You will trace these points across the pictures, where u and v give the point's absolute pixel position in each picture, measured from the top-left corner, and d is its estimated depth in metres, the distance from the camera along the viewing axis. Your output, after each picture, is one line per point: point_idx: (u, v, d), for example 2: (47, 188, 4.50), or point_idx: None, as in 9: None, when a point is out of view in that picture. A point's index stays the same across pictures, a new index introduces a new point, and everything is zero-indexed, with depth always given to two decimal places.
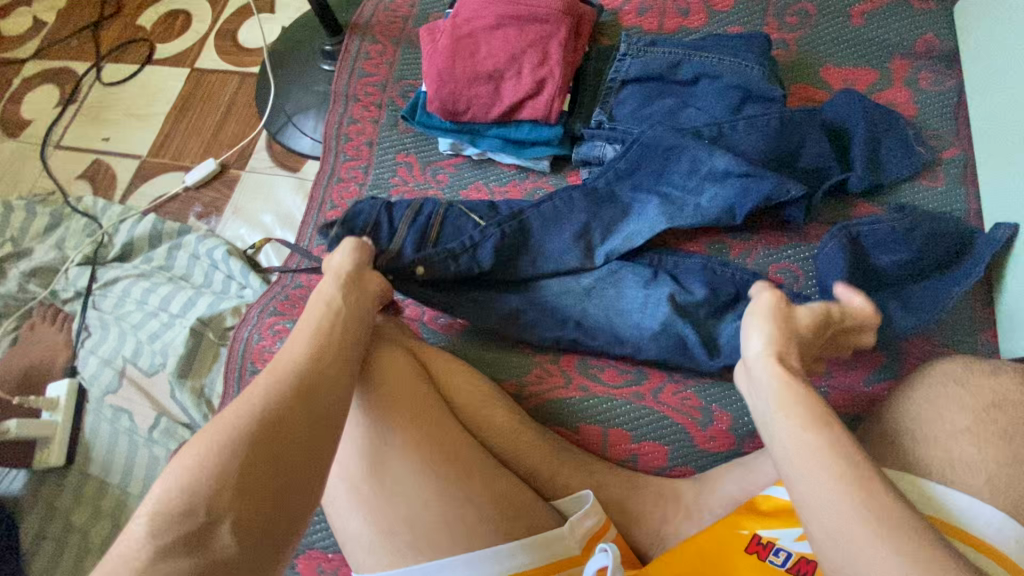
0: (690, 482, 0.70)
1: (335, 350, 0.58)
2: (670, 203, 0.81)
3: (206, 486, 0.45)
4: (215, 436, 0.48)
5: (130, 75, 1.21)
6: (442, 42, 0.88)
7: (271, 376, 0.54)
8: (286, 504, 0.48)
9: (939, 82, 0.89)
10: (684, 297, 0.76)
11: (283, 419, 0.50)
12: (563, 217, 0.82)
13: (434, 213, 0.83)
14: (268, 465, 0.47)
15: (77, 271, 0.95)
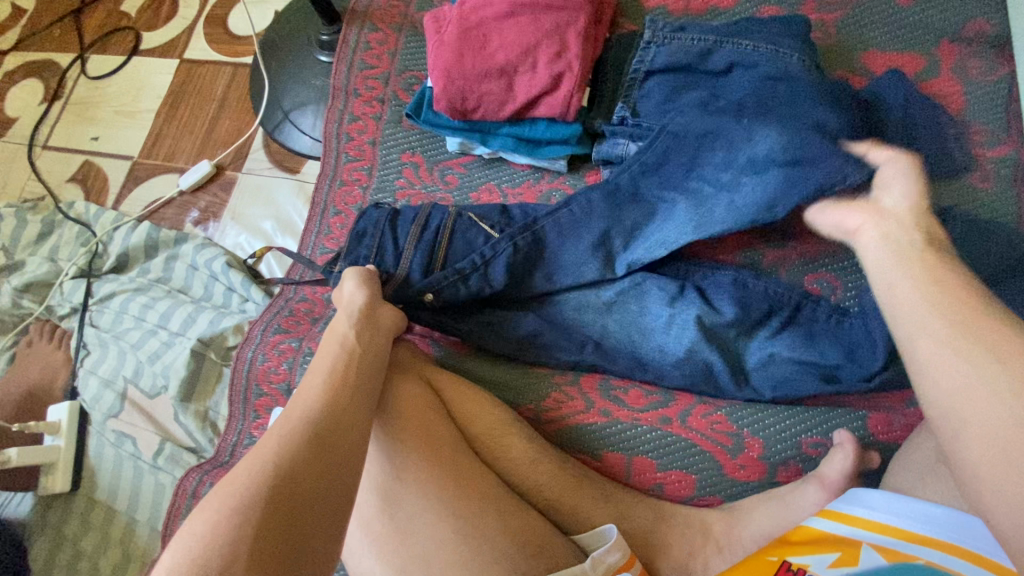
0: (719, 513, 0.66)
1: (351, 392, 0.56)
2: (698, 207, 0.73)
3: (220, 555, 0.41)
4: (227, 499, 0.44)
5: (116, 68, 1.14)
6: (450, 34, 0.80)
7: (283, 427, 0.51)
8: (305, 571, 0.44)
9: (989, 71, 0.80)
10: (712, 317, 0.71)
11: (301, 473, 0.47)
12: (583, 225, 0.76)
13: (443, 227, 0.78)
14: (288, 524, 0.44)
15: (71, 285, 0.90)
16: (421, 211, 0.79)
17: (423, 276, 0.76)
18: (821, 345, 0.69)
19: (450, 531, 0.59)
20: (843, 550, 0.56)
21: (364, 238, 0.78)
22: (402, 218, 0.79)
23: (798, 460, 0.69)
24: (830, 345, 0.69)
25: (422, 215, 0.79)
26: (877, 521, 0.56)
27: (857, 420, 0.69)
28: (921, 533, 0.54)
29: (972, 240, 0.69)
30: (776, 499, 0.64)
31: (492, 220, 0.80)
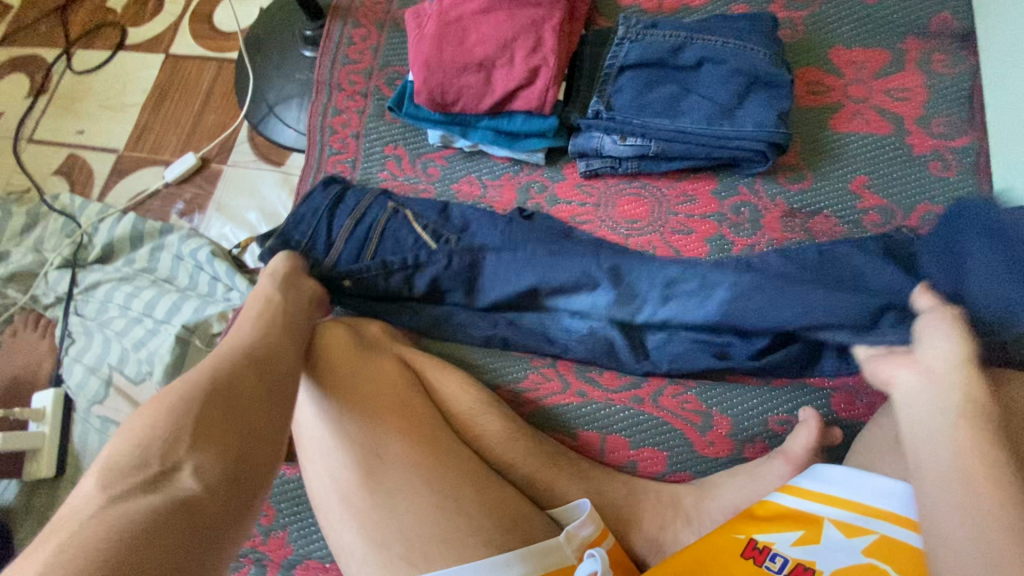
0: (689, 488, 0.69)
1: (281, 327, 0.65)
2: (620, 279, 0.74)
3: (162, 438, 0.49)
4: (168, 398, 0.52)
5: (102, 62, 1.15)
6: (429, 29, 0.83)
7: (218, 355, 0.59)
8: (241, 452, 0.51)
9: (954, 64, 0.85)
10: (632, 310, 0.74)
11: (236, 381, 0.55)
12: (520, 267, 0.76)
13: (375, 222, 0.82)
14: (224, 415, 0.52)
15: (56, 275, 0.91)
16: (362, 202, 0.83)
17: (352, 262, 0.80)
18: (742, 320, 0.69)
19: (406, 459, 0.63)
20: (805, 527, 0.58)
21: (302, 223, 0.83)
22: (343, 205, 0.84)
23: (765, 436, 0.72)
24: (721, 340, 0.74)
25: (361, 206, 0.83)
26: (842, 498, 0.58)
27: (821, 398, 0.72)
28: (880, 508, 0.56)
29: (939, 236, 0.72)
30: (744, 474, 0.67)
31: (426, 219, 0.83)
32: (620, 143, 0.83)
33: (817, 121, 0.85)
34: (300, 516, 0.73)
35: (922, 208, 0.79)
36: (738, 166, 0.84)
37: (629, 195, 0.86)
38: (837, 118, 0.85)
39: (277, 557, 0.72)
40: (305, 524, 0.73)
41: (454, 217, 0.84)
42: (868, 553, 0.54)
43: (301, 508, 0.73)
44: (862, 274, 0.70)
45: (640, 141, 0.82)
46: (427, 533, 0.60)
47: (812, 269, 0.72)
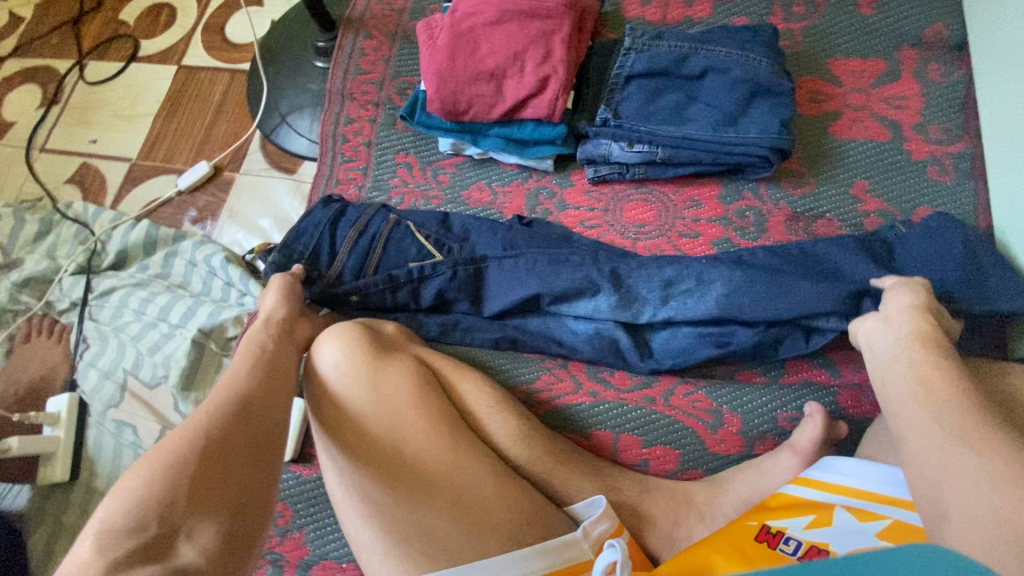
0: (701, 484, 0.70)
1: (274, 367, 0.66)
2: (622, 284, 0.77)
3: (157, 502, 0.50)
4: (159, 458, 0.53)
5: (115, 74, 1.17)
6: (442, 40, 0.85)
7: (210, 402, 0.59)
8: (238, 512, 0.53)
9: (948, 73, 0.88)
10: (632, 315, 0.76)
11: (231, 434, 0.56)
12: (522, 276, 0.79)
13: (378, 235, 0.84)
14: (215, 475, 0.53)
15: (71, 281, 0.92)
16: (363, 216, 0.85)
17: (354, 277, 0.83)
18: (741, 313, 0.72)
19: (426, 459, 0.64)
20: (817, 512, 0.60)
21: (303, 236, 0.85)
22: (344, 219, 0.86)
23: (775, 433, 0.73)
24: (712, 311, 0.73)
25: (362, 220, 0.85)
26: (853, 486, 0.60)
27: (829, 395, 0.74)
28: (896, 497, 0.57)
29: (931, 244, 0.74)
30: (753, 469, 0.69)
31: (427, 229, 0.85)
32: (627, 149, 0.85)
33: (818, 129, 0.88)
34: (316, 517, 0.74)
35: (921, 212, 0.81)
36: (743, 172, 0.86)
37: (636, 200, 0.88)
38: (837, 126, 0.88)
39: (293, 557, 0.73)
40: (320, 525, 0.74)
41: (455, 225, 0.86)
42: (883, 537, 0.56)
43: (317, 509, 0.74)
44: (841, 261, 0.73)
45: (647, 147, 0.84)
46: (449, 533, 0.60)
47: (796, 261, 0.75)
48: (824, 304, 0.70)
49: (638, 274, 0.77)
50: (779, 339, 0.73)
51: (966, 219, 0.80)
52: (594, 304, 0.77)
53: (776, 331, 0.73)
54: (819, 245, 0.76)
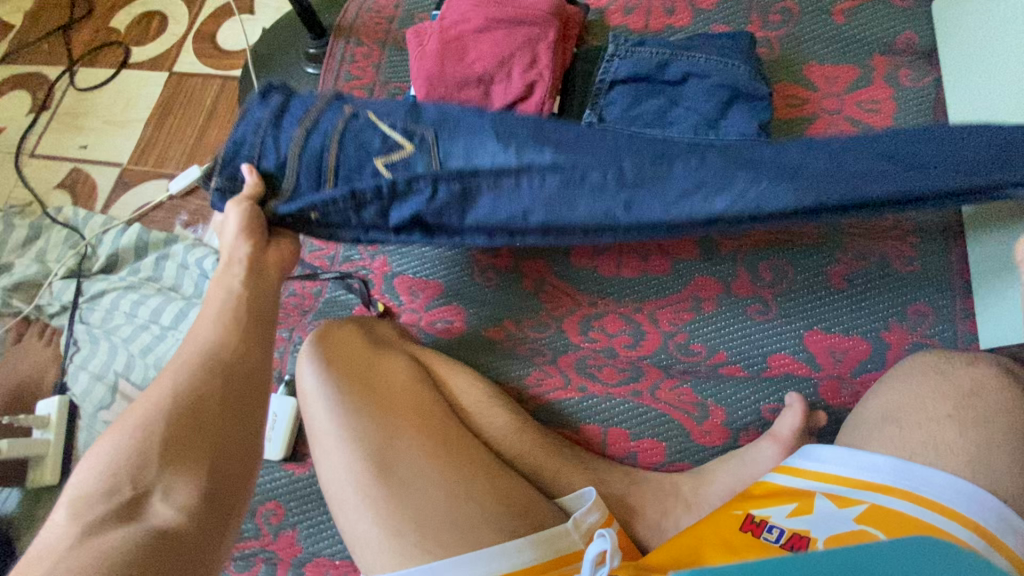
0: (687, 475, 0.72)
1: (243, 323, 0.63)
2: (628, 181, 0.68)
3: (130, 468, 0.51)
4: (130, 424, 0.54)
5: (105, 80, 1.18)
6: (431, 47, 0.87)
7: (179, 364, 0.59)
8: (213, 468, 0.54)
9: (918, 78, 0.92)
10: (631, 201, 0.68)
11: (200, 394, 0.56)
12: (514, 198, 0.70)
13: (332, 129, 0.70)
14: (186, 442, 0.54)
15: (61, 285, 0.93)
16: (311, 109, 0.71)
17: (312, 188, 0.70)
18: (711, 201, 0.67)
19: (415, 445, 0.66)
20: (798, 500, 0.62)
21: (246, 146, 0.71)
22: (290, 116, 0.72)
23: (757, 424, 0.75)
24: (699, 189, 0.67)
25: (311, 118, 0.71)
26: (832, 473, 0.61)
27: (808, 386, 0.76)
28: (872, 482, 0.59)
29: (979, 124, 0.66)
30: (737, 459, 0.71)
31: (393, 119, 0.71)
32: None
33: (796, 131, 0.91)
34: (309, 514, 0.74)
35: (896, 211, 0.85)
36: None
37: None
38: (813, 128, 0.91)
39: (287, 555, 0.73)
40: (313, 523, 0.74)
41: (427, 111, 0.72)
42: (860, 521, 0.58)
43: (310, 506, 0.75)
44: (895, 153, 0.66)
45: None
46: (439, 517, 0.62)
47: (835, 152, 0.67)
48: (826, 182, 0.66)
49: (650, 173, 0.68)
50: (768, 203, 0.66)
51: None
52: (600, 171, 0.68)
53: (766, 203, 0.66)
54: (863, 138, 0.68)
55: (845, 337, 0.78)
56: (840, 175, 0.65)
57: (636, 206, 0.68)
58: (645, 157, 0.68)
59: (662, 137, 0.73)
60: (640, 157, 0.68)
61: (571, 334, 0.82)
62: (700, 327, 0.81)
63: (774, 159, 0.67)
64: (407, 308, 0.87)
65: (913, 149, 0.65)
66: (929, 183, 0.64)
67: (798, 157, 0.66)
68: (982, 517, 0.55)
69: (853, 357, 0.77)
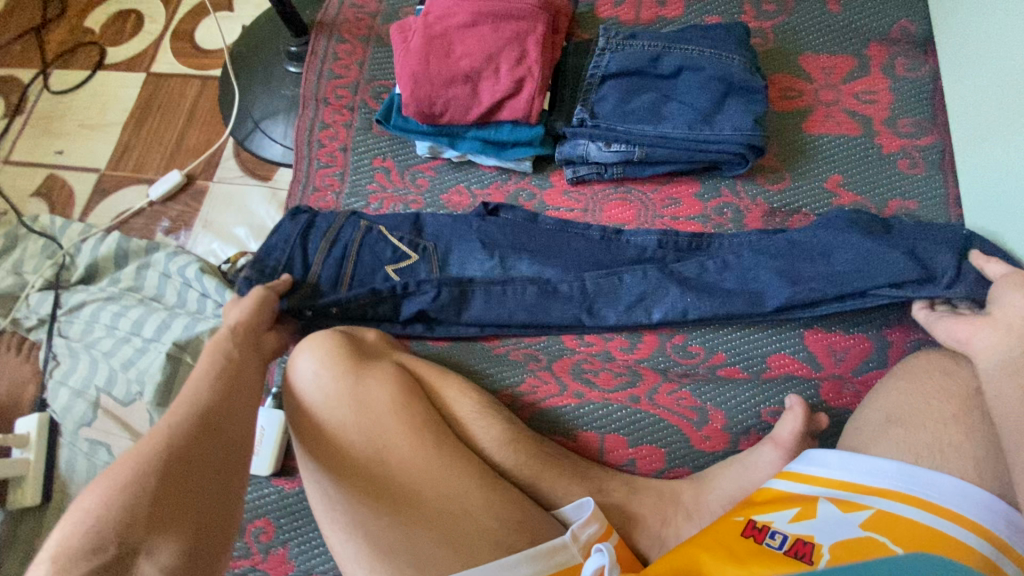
0: (687, 482, 0.70)
1: (239, 378, 0.62)
2: (589, 293, 0.80)
3: (116, 522, 0.48)
4: (118, 473, 0.51)
5: (80, 82, 1.14)
6: (415, 42, 0.84)
7: (173, 412, 0.57)
8: (200, 525, 0.51)
9: (916, 67, 0.90)
10: (591, 309, 0.79)
11: (193, 447, 0.54)
12: (503, 304, 0.80)
13: (351, 243, 0.83)
14: (176, 492, 0.51)
15: (39, 297, 0.90)
16: (334, 223, 0.84)
17: (331, 286, 0.81)
18: (666, 305, 0.77)
19: (407, 466, 0.64)
20: (801, 504, 0.60)
21: (275, 252, 0.82)
22: (315, 229, 0.84)
23: (758, 428, 0.74)
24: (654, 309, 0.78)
25: (333, 230, 0.84)
26: (836, 478, 0.60)
27: (810, 388, 0.75)
28: (878, 487, 0.58)
29: (862, 171, 0.85)
30: (738, 464, 0.69)
31: (400, 231, 0.85)
32: (605, 149, 0.85)
33: (792, 125, 0.89)
34: (300, 532, 0.72)
35: (894, 204, 0.83)
36: (720, 169, 0.87)
37: (616, 199, 0.88)
38: (809, 122, 0.89)
39: (277, 574, 0.71)
40: (305, 541, 0.72)
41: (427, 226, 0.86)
42: (866, 527, 0.56)
43: (301, 523, 0.73)
44: (831, 250, 0.75)
45: (624, 146, 0.84)
46: (434, 547, 0.60)
47: (781, 255, 0.77)
48: (768, 288, 0.75)
49: (605, 285, 0.80)
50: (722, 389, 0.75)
51: (938, 210, 0.82)
52: (561, 272, 0.81)
53: (704, 338, 0.79)
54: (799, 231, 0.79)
55: (845, 335, 0.77)
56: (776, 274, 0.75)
57: (598, 312, 0.79)
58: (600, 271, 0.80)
59: (620, 236, 0.84)
60: (597, 272, 0.80)
61: (567, 338, 0.81)
62: (698, 328, 0.79)
63: (715, 277, 0.78)
64: None
65: (831, 257, 0.75)
66: (857, 276, 0.73)
67: (737, 272, 0.78)
68: (990, 522, 0.54)
69: (854, 357, 0.76)
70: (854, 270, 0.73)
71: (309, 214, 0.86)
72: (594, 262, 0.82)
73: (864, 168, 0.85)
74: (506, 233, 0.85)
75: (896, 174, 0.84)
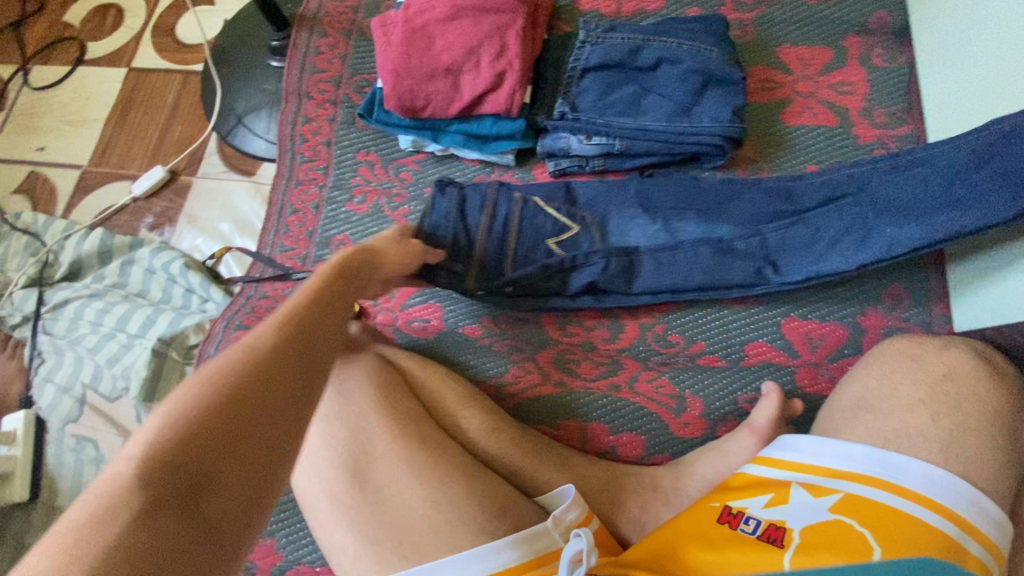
0: (666, 468, 0.72)
1: (336, 306, 0.53)
2: (768, 248, 0.76)
3: (188, 436, 0.38)
4: (205, 381, 0.41)
5: (61, 78, 1.13)
6: (396, 36, 0.84)
7: (277, 323, 0.47)
8: (269, 462, 0.40)
9: (892, 59, 0.91)
10: (779, 261, 0.76)
11: (280, 367, 0.44)
12: (683, 269, 0.77)
13: (510, 216, 0.81)
14: (233, 425, 0.39)
15: (22, 294, 0.90)
16: (490, 197, 0.81)
17: (497, 261, 0.80)
18: (840, 252, 0.74)
19: (390, 458, 0.65)
20: (775, 490, 0.61)
21: (438, 229, 0.80)
22: (470, 203, 0.82)
23: (735, 414, 0.76)
24: (851, 259, 0.74)
25: (491, 203, 0.81)
26: (809, 463, 0.61)
27: (785, 375, 0.77)
28: (849, 471, 0.59)
29: (836, 159, 0.87)
30: (713, 450, 0.71)
31: (556, 201, 0.82)
32: (586, 142, 0.86)
33: (770, 116, 0.90)
34: (288, 522, 0.73)
35: None
36: (700, 161, 0.88)
37: None
38: (787, 113, 0.90)
39: (266, 564, 0.72)
40: (294, 531, 0.74)
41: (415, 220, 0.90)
42: (835, 510, 0.57)
43: (288, 514, 0.74)
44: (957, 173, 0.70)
45: (604, 139, 0.85)
46: (416, 526, 0.62)
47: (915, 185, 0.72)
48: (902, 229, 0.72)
49: (792, 237, 0.76)
50: (699, 378, 0.77)
51: None
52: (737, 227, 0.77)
53: (705, 325, 0.80)
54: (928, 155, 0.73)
55: (821, 323, 0.79)
56: (859, 243, 0.74)
57: (781, 268, 0.76)
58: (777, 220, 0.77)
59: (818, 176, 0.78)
60: (778, 225, 0.76)
61: (549, 329, 0.82)
62: (678, 317, 0.81)
63: (904, 209, 0.72)
64: (383, 307, 0.86)
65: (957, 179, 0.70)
66: (945, 219, 0.70)
67: (891, 208, 0.73)
68: (956, 504, 0.55)
69: (829, 343, 0.78)
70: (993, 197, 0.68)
71: (456, 187, 0.83)
72: (772, 214, 0.77)
73: (827, 146, 0.88)
74: (670, 192, 0.82)
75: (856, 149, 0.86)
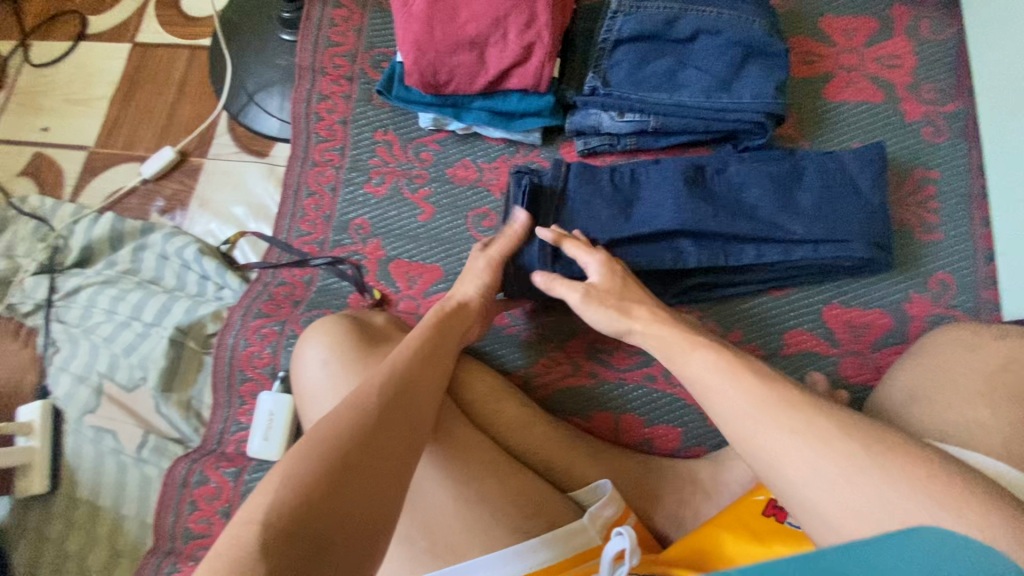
0: (704, 462, 0.69)
1: (433, 360, 0.60)
2: (835, 223, 0.72)
3: (308, 482, 0.44)
4: (323, 433, 0.48)
5: (62, 55, 1.08)
6: (417, 6, 0.79)
7: (380, 379, 0.55)
8: (370, 510, 0.45)
9: (940, 29, 0.85)
10: (851, 238, 0.72)
11: (383, 425, 0.50)
12: (783, 247, 0.72)
13: (597, 208, 0.74)
14: (347, 487, 0.45)
15: (33, 281, 0.87)
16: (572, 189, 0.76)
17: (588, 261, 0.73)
18: (873, 234, 0.72)
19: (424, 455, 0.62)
20: None
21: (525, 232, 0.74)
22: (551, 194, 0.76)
23: None
24: (878, 236, 0.73)
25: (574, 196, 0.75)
26: None
27: (829, 364, 0.74)
28: None
29: (883, 136, 0.82)
30: None
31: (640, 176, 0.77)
32: (618, 119, 0.82)
33: (812, 91, 0.85)
34: None
35: (916, 173, 0.80)
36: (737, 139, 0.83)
37: None
38: (831, 88, 0.85)
39: None
40: None
41: (439, 203, 0.86)
42: None
43: None
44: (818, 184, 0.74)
45: (638, 116, 0.81)
46: (450, 524, 0.59)
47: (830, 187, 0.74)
48: (862, 232, 0.72)
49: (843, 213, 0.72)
50: None
51: (961, 180, 0.79)
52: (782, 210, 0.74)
53: (747, 312, 0.77)
54: (832, 163, 0.75)
55: (864, 311, 0.76)
56: (877, 215, 0.73)
57: (882, 245, 0.73)
58: (822, 194, 0.73)
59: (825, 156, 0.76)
60: (825, 203, 0.73)
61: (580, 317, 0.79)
62: (714, 308, 0.77)
63: (836, 205, 0.73)
64: (406, 294, 0.83)
65: (830, 191, 0.73)
66: (846, 221, 0.72)
67: (832, 206, 0.73)
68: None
69: (873, 332, 0.75)
70: (838, 220, 0.72)
71: (533, 175, 0.77)
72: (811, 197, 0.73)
73: (866, 120, 0.83)
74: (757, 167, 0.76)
75: (881, 126, 0.82)
